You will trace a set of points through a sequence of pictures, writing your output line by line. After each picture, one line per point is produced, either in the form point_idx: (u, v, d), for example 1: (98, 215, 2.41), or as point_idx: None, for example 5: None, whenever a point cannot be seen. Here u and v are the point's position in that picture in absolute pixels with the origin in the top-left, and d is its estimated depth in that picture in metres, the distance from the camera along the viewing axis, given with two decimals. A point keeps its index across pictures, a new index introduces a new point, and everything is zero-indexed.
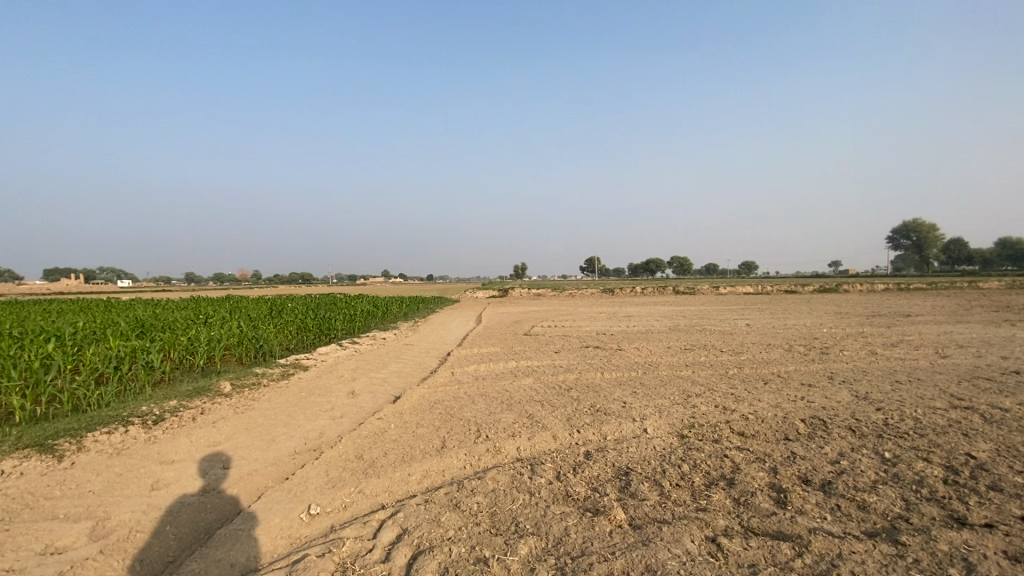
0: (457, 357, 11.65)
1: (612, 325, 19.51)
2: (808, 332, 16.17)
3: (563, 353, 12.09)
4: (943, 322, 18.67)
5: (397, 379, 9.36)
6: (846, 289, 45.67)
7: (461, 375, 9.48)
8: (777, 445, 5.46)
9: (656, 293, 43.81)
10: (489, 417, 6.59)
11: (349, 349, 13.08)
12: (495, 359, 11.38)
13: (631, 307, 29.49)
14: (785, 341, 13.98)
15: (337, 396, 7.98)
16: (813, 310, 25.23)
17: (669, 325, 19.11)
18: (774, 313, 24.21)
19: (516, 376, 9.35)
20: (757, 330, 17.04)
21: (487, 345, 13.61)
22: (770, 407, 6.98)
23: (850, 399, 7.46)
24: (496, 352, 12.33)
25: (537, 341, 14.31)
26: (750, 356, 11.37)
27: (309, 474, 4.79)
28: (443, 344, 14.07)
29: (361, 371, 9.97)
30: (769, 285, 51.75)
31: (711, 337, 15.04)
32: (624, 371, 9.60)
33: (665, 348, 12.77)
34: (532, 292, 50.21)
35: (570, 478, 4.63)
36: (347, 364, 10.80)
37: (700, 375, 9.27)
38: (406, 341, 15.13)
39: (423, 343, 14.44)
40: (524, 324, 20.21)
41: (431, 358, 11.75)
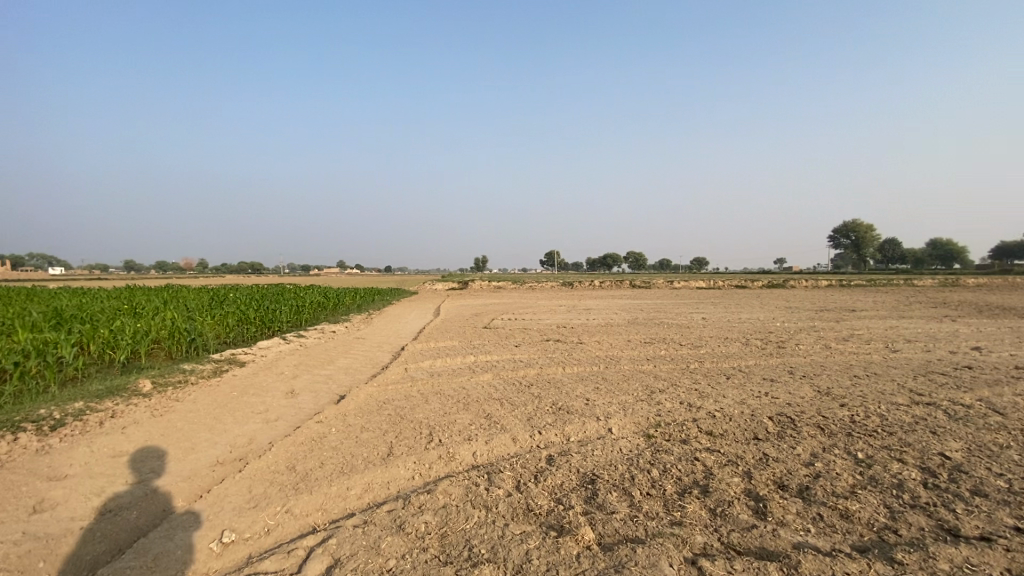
0: (411, 352, 10.98)
1: (573, 318, 19.23)
2: (764, 326, 16.34)
3: (523, 347, 11.63)
4: (887, 317, 19.40)
5: (343, 375, 8.62)
6: (795, 285, 47.35)
7: (414, 372, 8.85)
8: (749, 445, 5.15)
9: (615, 286, 44.10)
10: (442, 418, 6.02)
11: (294, 343, 12.15)
12: (452, 353, 10.77)
13: (591, 300, 29.44)
14: (743, 335, 14.06)
15: (274, 395, 7.21)
16: (765, 305, 25.85)
17: (628, 318, 18.98)
18: (730, 307, 24.62)
19: (473, 372, 8.80)
20: (714, 323, 17.13)
21: (444, 338, 12.97)
22: (736, 403, 6.73)
23: (813, 394, 7.35)
24: (452, 347, 11.72)
25: (496, 335, 13.79)
26: (711, 350, 11.25)
27: (228, 491, 4.09)
28: (397, 337, 13.34)
29: (304, 367, 9.16)
30: (723, 280, 53.09)
31: (671, 331, 14.95)
32: (585, 366, 9.22)
33: (627, 342, 12.51)
34: (491, 284, 49.59)
35: (531, 489, 4.13)
36: (290, 360, 9.95)
37: (663, 370, 8.99)
38: (357, 334, 14.26)
39: (375, 336, 13.63)
40: (483, 317, 19.64)
41: (384, 353, 11.04)
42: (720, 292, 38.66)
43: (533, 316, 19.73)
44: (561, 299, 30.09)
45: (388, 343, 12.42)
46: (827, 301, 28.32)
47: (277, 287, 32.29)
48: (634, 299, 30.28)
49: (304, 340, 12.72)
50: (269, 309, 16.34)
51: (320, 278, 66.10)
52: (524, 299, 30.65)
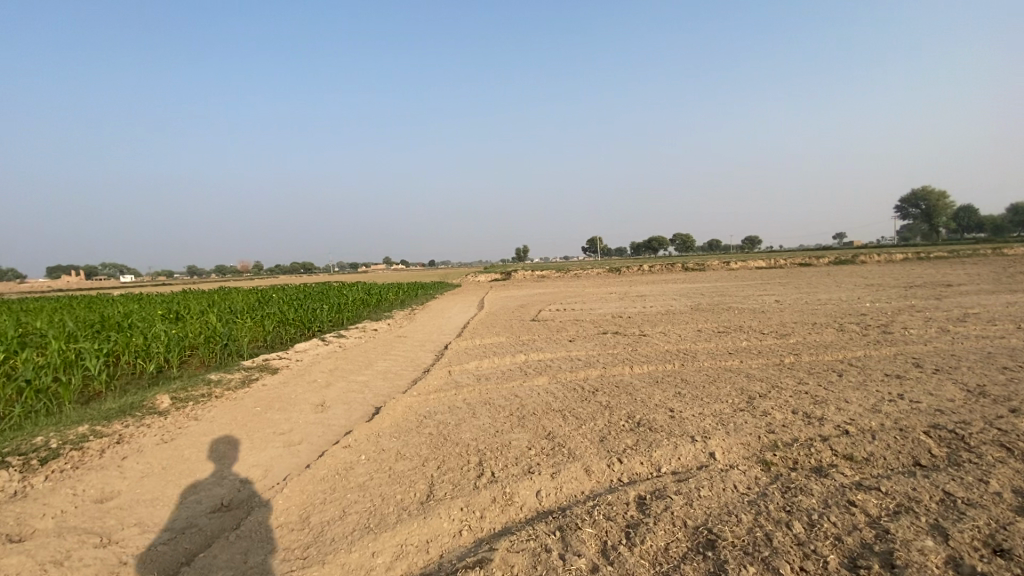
0: (455, 351, 9.92)
1: (628, 306, 17.67)
2: (852, 307, 14.28)
3: (579, 342, 10.35)
4: (996, 291, 16.76)
5: (380, 383, 7.64)
6: (866, 261, 43.42)
7: (458, 376, 7.77)
8: (917, 479, 3.73)
9: (666, 271, 41.72)
10: (494, 438, 4.88)
11: (332, 345, 11.38)
12: (500, 352, 9.63)
13: (642, 286, 27.55)
14: (832, 319, 12.18)
15: (301, 410, 6.31)
16: (841, 283, 23.29)
17: (690, 304, 17.24)
18: (801, 287, 22.27)
19: (526, 374, 7.63)
20: (792, 307, 15.18)
21: (490, 335, 11.86)
22: (868, 412, 5.23)
23: (965, 394, 5.71)
24: (500, 344, 10.58)
25: (547, 328, 12.55)
26: (802, 340, 9.58)
27: (218, 559, 3.09)
28: (441, 335, 12.33)
29: (339, 374, 8.27)
30: (782, 259, 49.51)
31: (745, 317, 13.20)
32: (657, 364, 7.84)
33: (697, 332, 10.97)
34: (535, 274, 48.19)
35: (626, 559, 2.91)
36: (325, 365, 9.11)
37: (754, 367, 7.48)
38: (399, 332, 13.37)
39: (417, 335, 12.69)
40: (530, 309, 18.41)
41: (426, 353, 10.05)
42: (783, 271, 35.71)
43: (585, 306, 18.30)
44: (611, 286, 28.38)
45: (430, 342, 11.44)
46: (912, 276, 25.25)
47: (321, 286, 32.15)
48: (690, 283, 28.16)
49: (343, 341, 11.93)
50: (309, 309, 15.73)
51: (365, 275, 66.63)
52: (571, 288, 29.13)
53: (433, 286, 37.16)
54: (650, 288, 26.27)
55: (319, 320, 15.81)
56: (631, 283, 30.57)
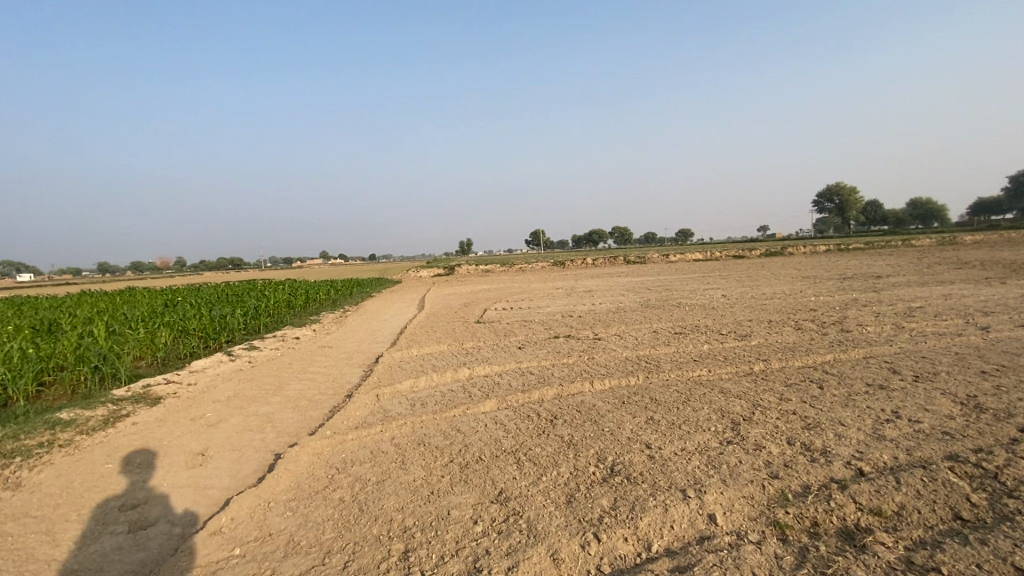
0: (387, 366, 8.51)
1: (577, 304, 16.79)
2: (800, 302, 14.09)
3: (529, 349, 9.23)
4: (924, 283, 17.33)
5: (288, 416, 6.15)
6: (794, 252, 45.50)
7: (387, 402, 6.44)
8: (978, 549, 2.88)
9: (610, 264, 41.67)
10: (426, 508, 3.65)
11: (238, 362, 9.61)
12: (439, 365, 8.32)
13: (588, 281, 26.96)
14: (786, 315, 11.79)
15: (172, 465, 4.76)
16: (779, 275, 23.68)
17: (639, 300, 16.60)
18: (743, 280, 22.39)
19: (469, 396, 6.39)
20: (741, 302, 14.83)
21: (428, 342, 10.50)
22: (872, 439, 4.46)
23: (963, 409, 5.10)
24: (439, 354, 9.26)
25: (492, 333, 11.35)
26: (765, 341, 8.95)
27: None
28: (372, 343, 10.83)
29: (237, 404, 6.67)
30: (718, 251, 51.05)
31: (699, 315, 12.59)
32: (618, 377, 6.83)
33: (655, 334, 10.14)
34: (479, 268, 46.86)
35: None
36: (224, 389, 7.48)
37: (726, 379, 6.64)
38: (323, 341, 11.69)
39: (343, 344, 11.09)
40: (474, 309, 17.11)
41: (352, 369, 8.57)
42: (720, 263, 36.53)
43: (531, 304, 17.23)
44: (556, 281, 27.60)
45: (359, 353, 9.92)
46: (840, 268, 26.23)
47: (243, 283, 29.23)
48: (634, 277, 27.79)
49: (254, 356, 10.15)
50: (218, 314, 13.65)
51: (297, 272, 62.59)
52: (516, 283, 28.08)
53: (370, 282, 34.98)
54: (596, 282, 25.71)
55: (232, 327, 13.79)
56: (576, 278, 29.97)
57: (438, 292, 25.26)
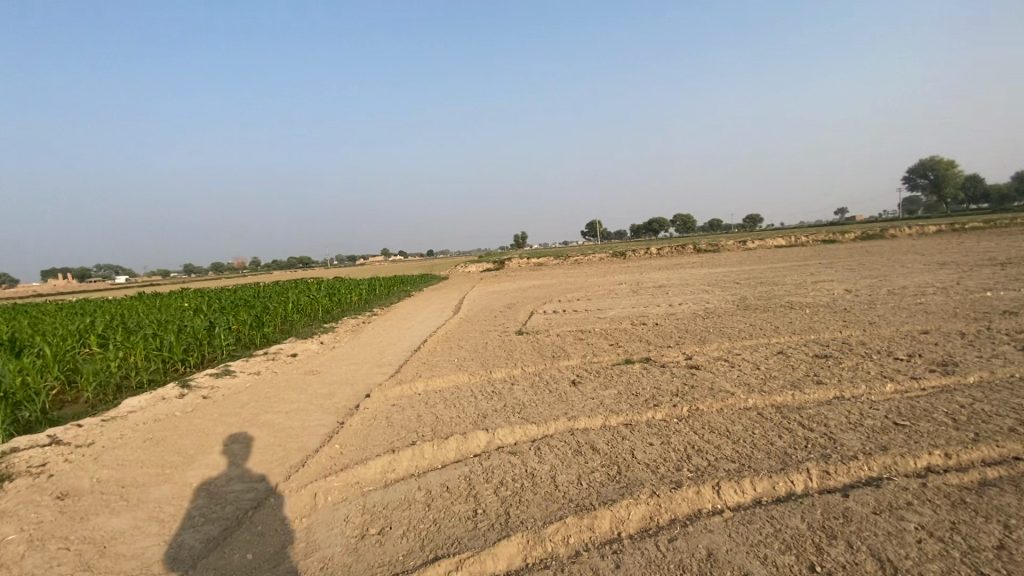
0: (368, 419, 5.54)
1: (648, 304, 13.24)
2: (979, 300, 9.80)
3: (588, 387, 5.94)
4: None
5: (140, 549, 3.32)
6: (897, 234, 38.86)
7: (325, 522, 3.46)
8: None
9: (676, 253, 37.17)
10: None
11: (185, 401, 6.98)
12: (444, 420, 5.23)
13: (656, 275, 23.01)
14: (980, 322, 7.78)
15: None
16: (903, 262, 18.74)
17: (732, 299, 12.71)
18: (857, 269, 17.81)
19: (474, 516, 3.29)
20: (884, 301, 10.68)
21: (443, 370, 7.44)
22: None
23: None
24: (451, 395, 6.16)
25: (535, 353, 8.11)
26: (1000, 380, 5.17)
27: None
28: (371, 370, 7.91)
29: (91, 504, 3.94)
30: (802, 235, 44.82)
31: (835, 322, 8.74)
32: (769, 474, 3.46)
33: (785, 359, 6.53)
34: (531, 261, 43.43)
35: None
36: (110, 460, 4.79)
37: (1018, 491, 3.11)
38: (314, 365, 8.90)
39: (334, 370, 8.22)
40: (518, 312, 13.94)
41: (318, 422, 5.67)
42: (810, 249, 31.21)
43: (589, 306, 13.76)
44: (618, 275, 23.79)
45: (345, 386, 7.03)
46: (981, 251, 20.77)
47: (281, 284, 27.46)
48: (712, 268, 23.60)
49: (211, 391, 7.50)
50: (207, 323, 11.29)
51: (349, 270, 61.94)
52: (571, 278, 24.53)
53: (414, 280, 32.61)
54: (665, 276, 21.71)
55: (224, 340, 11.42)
56: (639, 271, 25.98)
57: (482, 290, 22.20)
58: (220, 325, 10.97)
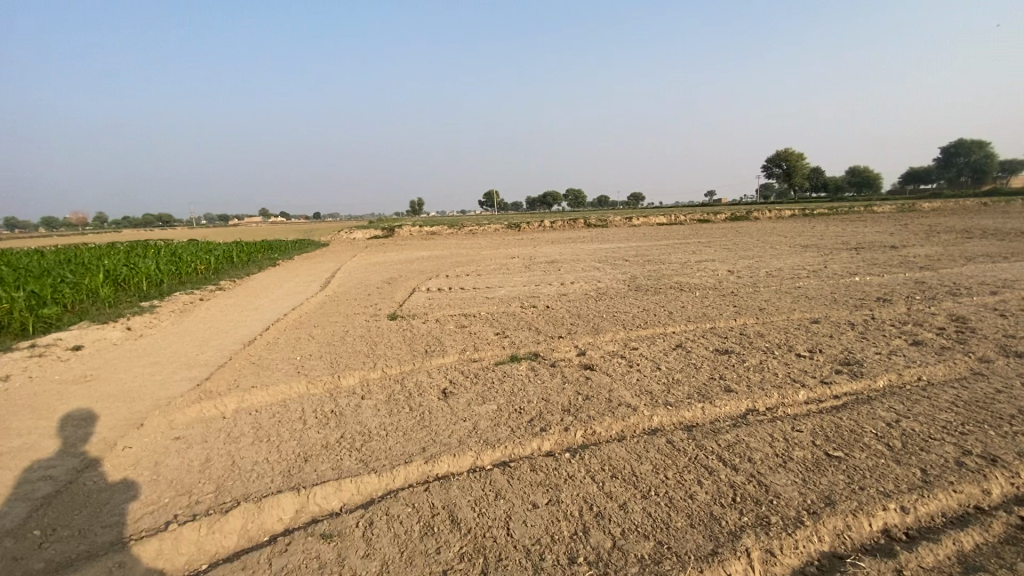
0: (126, 469, 3.68)
1: (541, 281, 12.24)
2: (850, 286, 10.06)
3: (460, 400, 4.58)
4: (971, 257, 13.74)
5: None
6: (761, 217, 42.59)
7: None
8: None
9: (569, 227, 37.28)
10: None
11: None
12: (244, 468, 3.57)
13: (550, 249, 22.35)
14: (861, 311, 7.71)
15: None
16: (773, 244, 19.87)
17: (625, 279, 12.12)
18: (736, 249, 18.47)
19: None
20: (767, 284, 10.64)
21: (275, 374, 5.63)
22: None
23: None
24: (271, 418, 4.45)
25: (402, 347, 6.57)
26: (909, 385, 4.70)
27: None
28: (174, 375, 5.83)
29: None
30: (682, 214, 47.55)
31: (729, 308, 8.29)
32: (699, 568, 2.37)
33: (688, 356, 5.71)
34: (423, 230, 41.03)
35: None
36: None
37: None
38: (98, 365, 6.53)
39: (120, 374, 5.99)
40: (397, 288, 12.19)
41: (43, 476, 3.70)
42: (690, 228, 32.84)
43: (477, 283, 12.41)
44: (510, 248, 22.76)
45: (121, 405, 4.96)
46: (834, 236, 22.90)
47: (111, 247, 22.58)
48: (604, 244, 23.51)
49: None
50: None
51: (214, 232, 54.45)
52: (462, 250, 23.01)
53: (287, 246, 28.92)
54: (558, 251, 21.06)
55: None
56: (532, 244, 25.20)
57: (361, 261, 19.79)
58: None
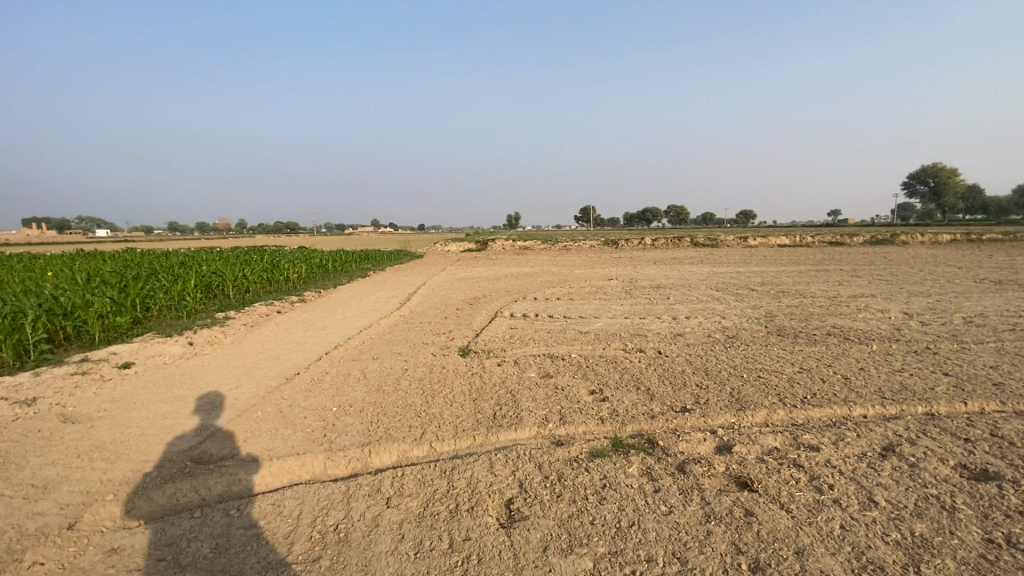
0: None
1: (648, 313, 10.09)
2: None
3: (534, 538, 2.78)
4: None
5: None
6: (909, 241, 36.04)
7: None
8: None
9: (674, 247, 34.11)
10: None
11: None
12: None
13: (655, 271, 19.83)
14: None
15: None
16: (947, 278, 15.66)
17: (757, 316, 9.59)
18: (897, 282, 14.76)
19: None
20: (975, 339, 7.63)
21: (295, 437, 4.22)
22: None
23: None
24: (251, 527, 2.97)
25: (465, 404, 4.91)
26: None
27: None
28: (185, 424, 4.67)
29: None
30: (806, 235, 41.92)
31: (939, 378, 5.64)
32: None
33: (919, 480, 3.42)
34: (517, 244, 39.88)
35: None
36: None
37: None
38: (125, 392, 5.62)
39: (132, 412, 4.95)
40: (477, 311, 10.72)
41: None
42: (822, 252, 28.20)
43: (570, 310, 10.55)
44: (608, 269, 20.54)
45: (95, 468, 3.79)
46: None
47: (225, 251, 23.87)
48: (718, 268, 20.46)
49: None
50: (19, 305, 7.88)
51: (326, 241, 58.05)
52: (554, 268, 21.21)
53: (381, 257, 29.12)
54: (663, 274, 18.49)
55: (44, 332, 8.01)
56: (632, 264, 22.72)
57: (449, 276, 18.80)
58: (32, 314, 7.59)
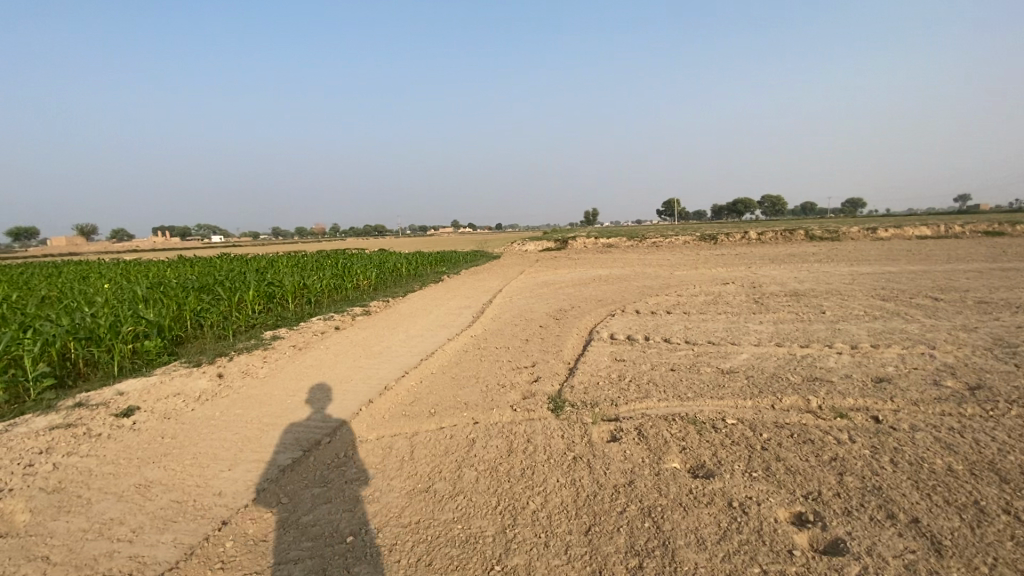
0: None
1: (806, 337, 7.29)
2: None
3: None
4: None
5: None
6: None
7: None
8: None
9: (785, 241, 29.62)
10: None
11: None
12: None
13: (776, 272, 16.40)
14: None
15: None
16: None
17: (985, 346, 6.48)
18: None
19: None
20: None
21: None
22: None
23: None
24: None
25: (573, 549, 2.70)
26: None
27: None
28: (114, 558, 2.84)
29: None
30: (949, 224, 35.17)
31: None
32: None
33: None
34: (600, 242, 36.91)
35: None
36: None
37: None
38: (87, 467, 4.01)
39: (63, 519, 3.26)
40: (568, 330, 8.47)
41: None
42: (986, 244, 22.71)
43: (691, 331, 7.99)
44: (714, 270, 17.28)
45: None
46: None
47: (303, 257, 23.54)
48: (859, 268, 16.58)
49: None
50: (34, 331, 6.69)
51: (406, 243, 58.28)
52: (649, 270, 18.36)
53: (456, 259, 27.57)
54: (790, 276, 14.99)
55: (63, 362, 6.80)
56: (743, 265, 19.18)
57: (529, 281, 16.71)
58: (39, 342, 6.31)
